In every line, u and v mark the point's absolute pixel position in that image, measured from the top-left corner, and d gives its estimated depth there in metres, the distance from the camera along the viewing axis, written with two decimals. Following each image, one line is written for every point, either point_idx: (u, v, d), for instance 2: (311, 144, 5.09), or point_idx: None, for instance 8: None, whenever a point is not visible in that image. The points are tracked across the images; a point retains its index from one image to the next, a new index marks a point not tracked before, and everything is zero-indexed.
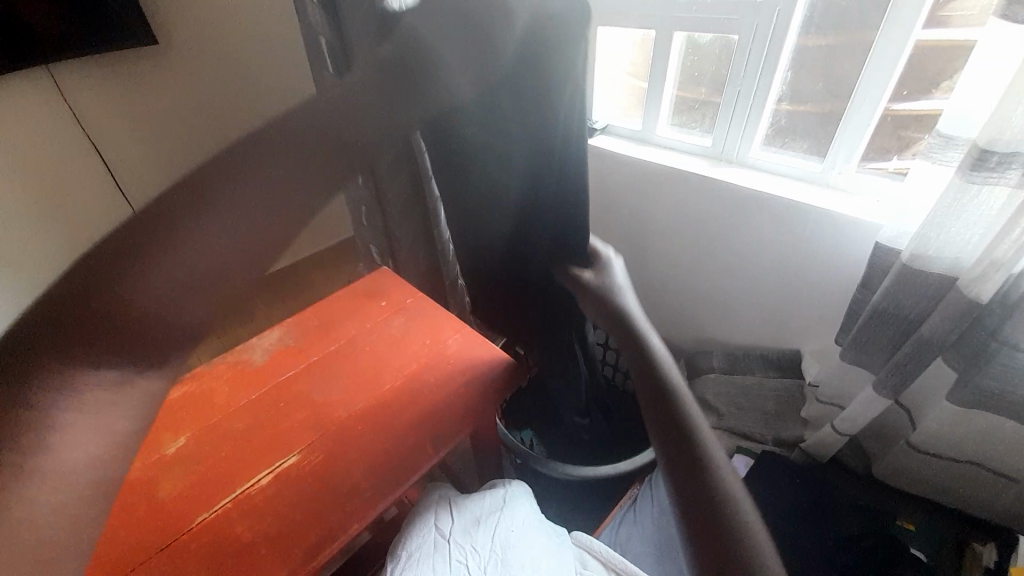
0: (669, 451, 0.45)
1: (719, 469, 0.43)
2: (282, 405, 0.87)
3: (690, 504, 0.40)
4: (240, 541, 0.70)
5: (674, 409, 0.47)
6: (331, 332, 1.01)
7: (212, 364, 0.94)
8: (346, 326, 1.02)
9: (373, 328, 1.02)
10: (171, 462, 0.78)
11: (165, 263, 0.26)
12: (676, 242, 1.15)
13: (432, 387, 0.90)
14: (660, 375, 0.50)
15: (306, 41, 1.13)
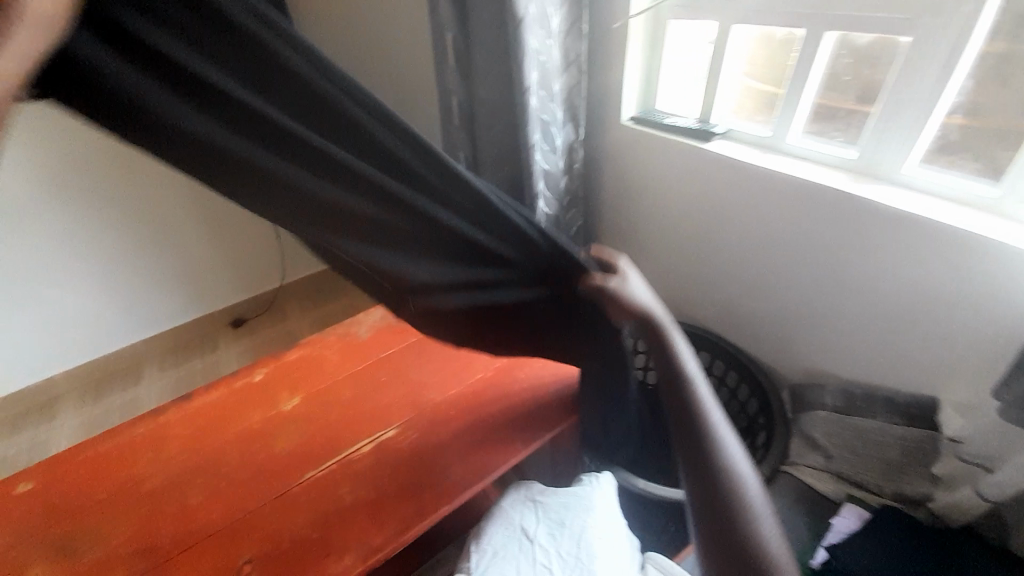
0: (702, 481, 0.64)
1: (748, 504, 0.61)
2: (384, 380, 0.92)
3: (730, 531, 0.59)
4: (341, 502, 0.74)
5: (707, 446, 0.65)
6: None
7: (324, 333, 1.02)
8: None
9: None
10: (284, 419, 0.85)
11: None
12: (794, 261, 1.06)
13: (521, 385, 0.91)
14: (694, 409, 0.68)
15: (433, 41, 1.23)
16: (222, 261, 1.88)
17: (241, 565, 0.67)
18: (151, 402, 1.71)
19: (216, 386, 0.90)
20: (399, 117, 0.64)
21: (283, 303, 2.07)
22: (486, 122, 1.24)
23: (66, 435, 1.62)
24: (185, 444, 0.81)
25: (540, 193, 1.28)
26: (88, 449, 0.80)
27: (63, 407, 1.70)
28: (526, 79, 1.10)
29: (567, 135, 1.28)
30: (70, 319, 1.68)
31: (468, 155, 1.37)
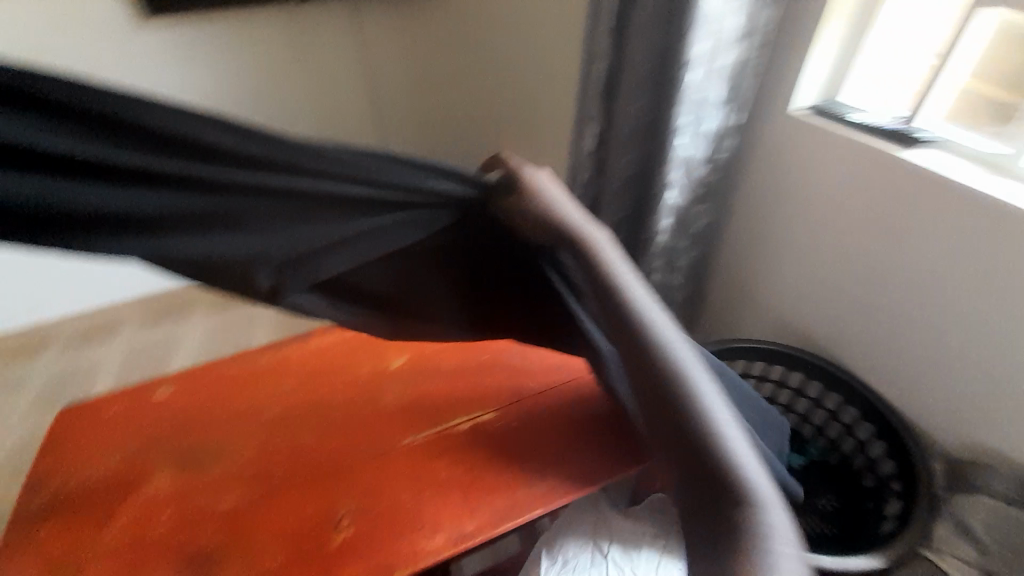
0: (654, 412, 0.61)
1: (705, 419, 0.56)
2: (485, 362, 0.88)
3: (688, 465, 0.57)
4: (436, 478, 0.72)
5: (646, 366, 0.61)
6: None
7: None
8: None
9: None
10: (389, 376, 0.86)
11: None
12: (991, 312, 0.87)
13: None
14: (629, 328, 0.63)
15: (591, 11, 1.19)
16: None
17: (336, 518, 0.68)
18: (262, 320, 1.91)
19: (331, 331, 0.95)
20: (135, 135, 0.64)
21: None
22: (629, 96, 1.12)
23: (195, 334, 1.87)
24: (298, 381, 0.86)
25: (673, 182, 1.15)
26: (219, 368, 0.88)
27: (194, 311, 1.95)
28: (690, 53, 0.99)
29: (720, 120, 1.11)
30: None
31: (599, 129, 1.25)
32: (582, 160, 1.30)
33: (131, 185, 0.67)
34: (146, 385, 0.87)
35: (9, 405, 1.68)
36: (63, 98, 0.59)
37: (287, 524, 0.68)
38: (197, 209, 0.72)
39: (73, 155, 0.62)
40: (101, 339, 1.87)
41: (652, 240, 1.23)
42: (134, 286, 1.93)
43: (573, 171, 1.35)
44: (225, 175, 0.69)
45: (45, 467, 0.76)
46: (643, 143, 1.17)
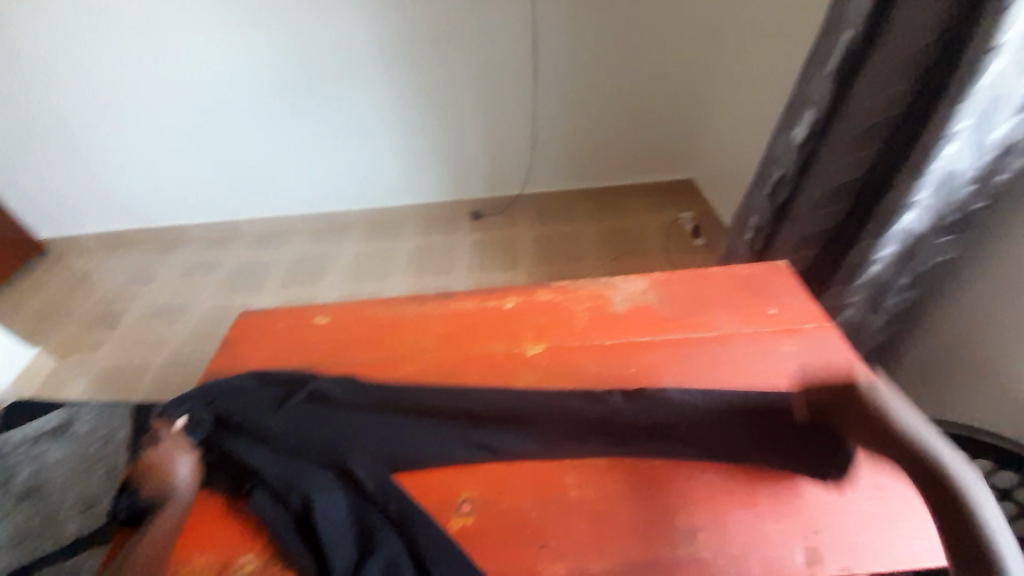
0: None
1: None
2: (632, 371, 0.78)
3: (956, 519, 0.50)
4: (566, 497, 0.66)
5: None
6: (697, 314, 0.86)
7: (578, 285, 0.95)
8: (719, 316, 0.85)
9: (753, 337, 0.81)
10: (525, 360, 0.83)
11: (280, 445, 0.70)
12: None
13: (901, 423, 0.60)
14: (583, 463, 0.68)
15: None
16: (487, 148, 2.04)
17: (460, 502, 0.66)
18: (401, 256, 2.05)
19: (473, 297, 0.96)
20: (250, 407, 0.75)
21: (517, 211, 2.19)
22: (883, 78, 0.86)
23: (347, 257, 2.08)
24: (436, 341, 0.89)
25: (918, 203, 0.88)
26: (371, 310, 0.96)
27: (349, 236, 2.18)
28: (1001, 35, 0.71)
29: (1015, 129, 0.81)
30: (369, 166, 2.07)
31: (819, 117, 0.99)
32: (782, 154, 1.06)
33: (256, 434, 0.72)
34: (308, 308, 0.99)
35: (205, 284, 2.04)
36: (216, 423, 0.75)
37: (411, 494, 0.67)
38: (299, 432, 0.71)
39: (231, 427, 0.74)
40: (276, 245, 2.18)
41: (859, 268, 0.98)
42: (304, 204, 2.18)
43: (765, 166, 1.12)
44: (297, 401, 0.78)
45: (227, 360, 0.91)
46: (882, 142, 0.92)
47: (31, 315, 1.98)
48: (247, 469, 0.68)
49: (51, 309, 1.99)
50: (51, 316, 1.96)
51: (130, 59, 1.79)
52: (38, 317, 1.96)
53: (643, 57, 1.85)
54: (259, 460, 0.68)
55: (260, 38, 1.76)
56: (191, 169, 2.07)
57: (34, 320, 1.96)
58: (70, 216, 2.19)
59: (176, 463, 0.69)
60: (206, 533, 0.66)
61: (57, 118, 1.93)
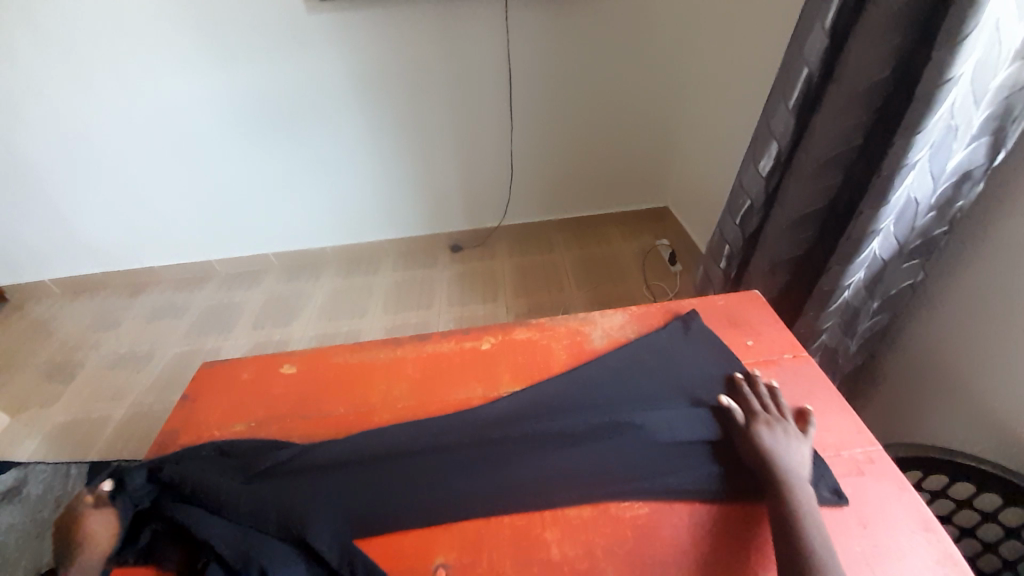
0: None
1: None
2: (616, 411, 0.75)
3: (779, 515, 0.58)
4: (547, 555, 0.62)
5: None
6: (677, 346, 0.83)
7: (556, 321, 0.93)
8: (697, 342, 0.83)
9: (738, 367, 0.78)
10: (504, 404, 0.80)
11: (235, 512, 0.64)
12: None
13: (797, 459, 0.63)
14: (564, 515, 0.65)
15: None
16: (464, 182, 2.06)
17: (435, 567, 0.62)
18: (378, 292, 2.01)
19: (448, 338, 0.93)
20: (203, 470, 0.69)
21: (495, 243, 2.19)
22: (841, 112, 0.89)
23: (324, 294, 2.03)
24: (410, 387, 0.85)
25: (884, 229, 0.90)
26: (341, 355, 0.92)
27: (325, 273, 2.14)
28: (951, 71, 0.74)
29: (971, 156, 0.84)
30: (346, 203, 2.06)
31: (783, 149, 1.02)
32: (750, 184, 1.09)
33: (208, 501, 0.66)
34: (275, 356, 0.94)
35: (174, 328, 1.96)
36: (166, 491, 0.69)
37: (379, 562, 0.62)
38: (258, 497, 0.66)
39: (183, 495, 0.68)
40: (249, 284, 2.13)
41: (830, 295, 1.00)
42: (280, 242, 2.14)
43: (734, 196, 1.14)
44: (260, 462, 0.73)
45: (187, 417, 0.85)
46: (844, 172, 0.94)
47: None
48: (198, 541, 0.62)
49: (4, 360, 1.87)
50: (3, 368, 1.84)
51: (99, 101, 1.77)
52: None
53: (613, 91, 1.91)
54: (211, 531, 0.62)
55: (235, 80, 1.77)
56: (161, 209, 2.02)
57: None
58: (30, 261, 2.10)
59: (90, 522, 0.62)
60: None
61: (18, 161, 1.86)
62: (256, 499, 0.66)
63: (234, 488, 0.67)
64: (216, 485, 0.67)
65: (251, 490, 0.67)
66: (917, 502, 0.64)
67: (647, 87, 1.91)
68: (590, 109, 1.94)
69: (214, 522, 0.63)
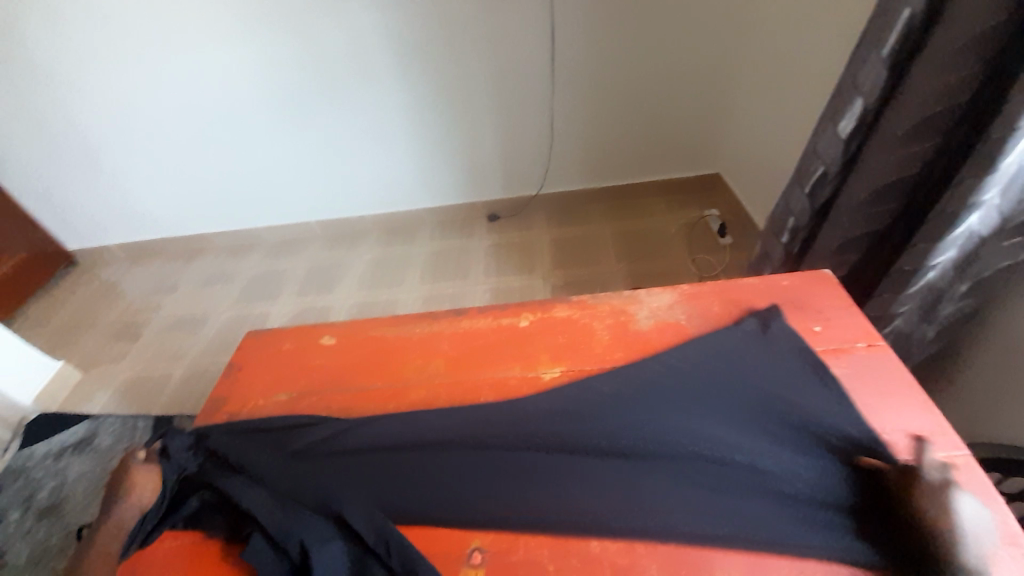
0: None
1: None
2: (674, 411, 0.70)
3: None
4: (586, 546, 0.61)
5: None
6: (754, 348, 0.75)
7: (599, 300, 0.88)
8: (771, 341, 0.76)
9: (826, 377, 0.70)
10: (541, 385, 0.78)
11: (274, 487, 0.66)
12: None
13: (972, 526, 0.53)
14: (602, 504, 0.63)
15: None
16: (503, 149, 1.98)
17: (471, 551, 0.62)
18: (416, 262, 2.01)
19: (485, 314, 0.90)
20: (245, 447, 0.72)
21: (534, 212, 2.12)
22: (945, 65, 0.75)
23: (363, 263, 2.05)
24: (445, 364, 0.84)
25: (986, 202, 0.77)
26: (378, 329, 0.92)
27: (364, 242, 2.15)
28: None
29: None
30: (384, 171, 2.04)
31: (870, 108, 0.90)
32: (825, 149, 0.97)
33: (249, 474, 0.69)
34: (314, 327, 0.95)
35: (225, 293, 2.04)
36: (212, 461, 0.72)
37: (416, 545, 0.62)
38: (296, 476, 0.68)
39: (226, 465, 0.71)
40: (293, 252, 2.18)
41: (910, 276, 0.89)
42: (322, 211, 2.17)
43: (807, 161, 1.03)
44: (302, 435, 0.75)
45: (231, 387, 0.87)
46: (942, 134, 0.81)
47: (58, 327, 2.01)
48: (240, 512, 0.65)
49: (78, 320, 2.02)
50: (76, 328, 1.99)
51: (146, 71, 1.79)
52: (64, 329, 1.99)
53: (664, 49, 1.75)
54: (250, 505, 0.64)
55: (273, 46, 1.73)
56: (211, 179, 2.07)
57: (60, 332, 1.98)
58: (97, 228, 2.23)
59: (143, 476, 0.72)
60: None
61: (77, 131, 1.94)
62: (294, 477, 0.68)
63: (274, 465, 0.69)
64: (259, 461, 0.70)
65: (291, 468, 0.69)
66: (1006, 515, 0.56)
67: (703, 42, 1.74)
68: (637, 70, 1.79)
69: (253, 495, 0.65)
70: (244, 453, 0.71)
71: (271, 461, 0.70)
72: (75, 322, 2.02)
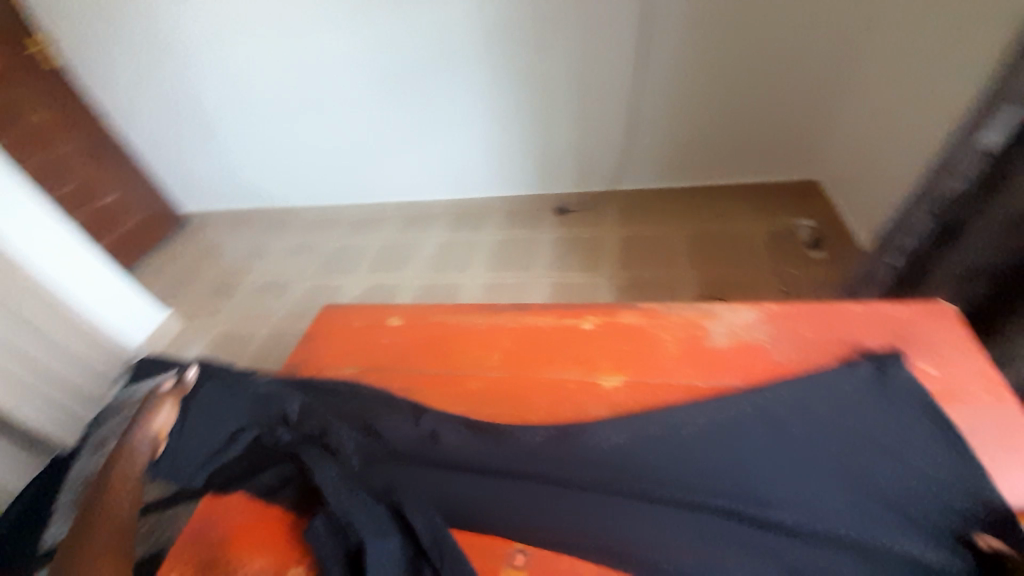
0: None
1: None
2: (747, 453, 0.66)
3: None
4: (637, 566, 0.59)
5: None
6: (871, 398, 0.67)
7: (671, 310, 0.85)
8: (887, 392, 0.67)
9: (945, 440, 0.63)
10: (601, 394, 0.76)
11: (344, 466, 0.71)
12: None
13: None
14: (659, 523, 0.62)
15: None
16: (580, 144, 1.93)
17: (514, 551, 0.62)
18: (482, 249, 2.03)
19: (550, 312, 0.89)
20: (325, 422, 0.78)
21: (605, 208, 2.06)
22: None
23: (432, 246, 2.11)
24: (503, 361, 0.83)
25: None
26: (441, 317, 0.93)
27: (435, 225, 2.21)
28: None
29: None
30: (459, 155, 2.06)
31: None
32: (959, 165, 0.86)
33: (325, 449, 0.74)
34: (383, 308, 0.98)
35: (307, 263, 2.20)
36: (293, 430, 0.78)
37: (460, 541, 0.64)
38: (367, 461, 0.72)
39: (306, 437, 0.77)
40: (369, 229, 2.29)
41: None
42: (399, 192, 2.25)
43: (935, 178, 0.91)
44: (372, 417, 0.79)
45: (306, 354, 0.94)
46: None
47: (168, 280, 2.27)
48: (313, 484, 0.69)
49: (185, 275, 2.27)
50: (182, 282, 2.24)
51: (253, 53, 1.92)
52: (173, 283, 2.24)
53: (767, 46, 1.60)
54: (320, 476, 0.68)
55: (368, 30, 1.77)
56: (303, 156, 2.22)
57: (170, 284, 2.24)
58: (205, 194, 2.48)
59: (154, 414, 0.81)
60: (245, 547, 0.70)
61: (195, 106, 2.14)
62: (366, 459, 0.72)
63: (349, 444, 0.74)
64: (336, 437, 0.75)
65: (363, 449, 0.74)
66: None
67: (815, 38, 1.57)
68: (734, 68, 1.67)
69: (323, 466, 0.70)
70: (324, 426, 0.77)
71: (348, 438, 0.75)
72: (182, 277, 2.27)
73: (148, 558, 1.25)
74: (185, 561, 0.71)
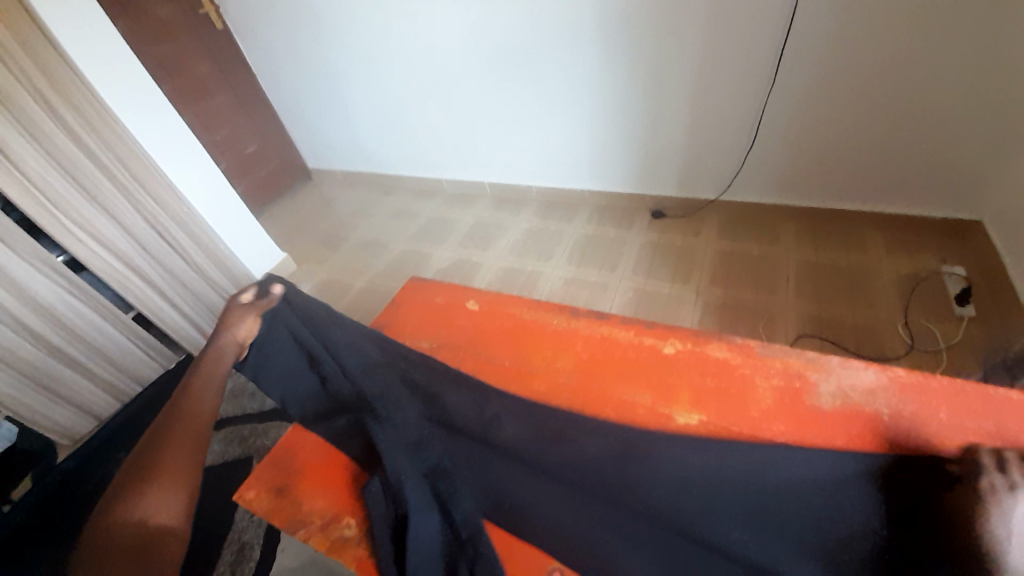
0: None
1: None
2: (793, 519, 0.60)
3: None
4: None
5: None
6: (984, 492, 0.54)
7: (771, 352, 0.78)
8: None
9: None
10: (672, 428, 0.72)
11: (406, 436, 0.74)
12: None
13: None
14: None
15: None
16: (690, 148, 1.78)
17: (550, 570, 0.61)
18: (567, 241, 1.99)
19: (628, 327, 0.86)
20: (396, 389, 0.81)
21: (709, 216, 1.90)
22: None
23: (519, 229, 2.12)
24: (577, 367, 0.82)
25: None
26: (520, 308, 0.93)
27: (525, 210, 2.21)
28: None
29: None
30: (559, 143, 2.01)
31: None
32: None
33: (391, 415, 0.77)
34: (464, 289, 1.00)
35: (404, 229, 2.32)
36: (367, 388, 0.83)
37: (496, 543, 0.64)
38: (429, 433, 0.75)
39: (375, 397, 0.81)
40: (464, 205, 2.35)
41: None
42: (496, 172, 2.27)
43: None
44: (440, 392, 0.81)
45: (391, 319, 0.99)
46: None
47: (287, 225, 2.53)
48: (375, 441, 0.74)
49: (301, 223, 2.52)
50: (296, 229, 2.48)
51: (370, 27, 1.99)
52: (290, 228, 2.50)
53: (936, 68, 1.32)
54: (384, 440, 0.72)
55: (480, 9, 1.73)
56: (411, 127, 2.30)
57: (288, 229, 2.50)
58: (326, 153, 2.70)
59: (236, 322, 0.87)
60: (313, 486, 0.78)
61: (321, 71, 2.29)
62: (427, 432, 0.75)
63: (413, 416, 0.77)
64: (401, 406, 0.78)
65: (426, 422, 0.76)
66: None
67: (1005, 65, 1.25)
68: (883, 91, 1.41)
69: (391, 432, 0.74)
70: (392, 391, 0.80)
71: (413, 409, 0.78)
72: (298, 224, 2.52)
73: (243, 460, 1.44)
74: (266, 482, 0.80)
